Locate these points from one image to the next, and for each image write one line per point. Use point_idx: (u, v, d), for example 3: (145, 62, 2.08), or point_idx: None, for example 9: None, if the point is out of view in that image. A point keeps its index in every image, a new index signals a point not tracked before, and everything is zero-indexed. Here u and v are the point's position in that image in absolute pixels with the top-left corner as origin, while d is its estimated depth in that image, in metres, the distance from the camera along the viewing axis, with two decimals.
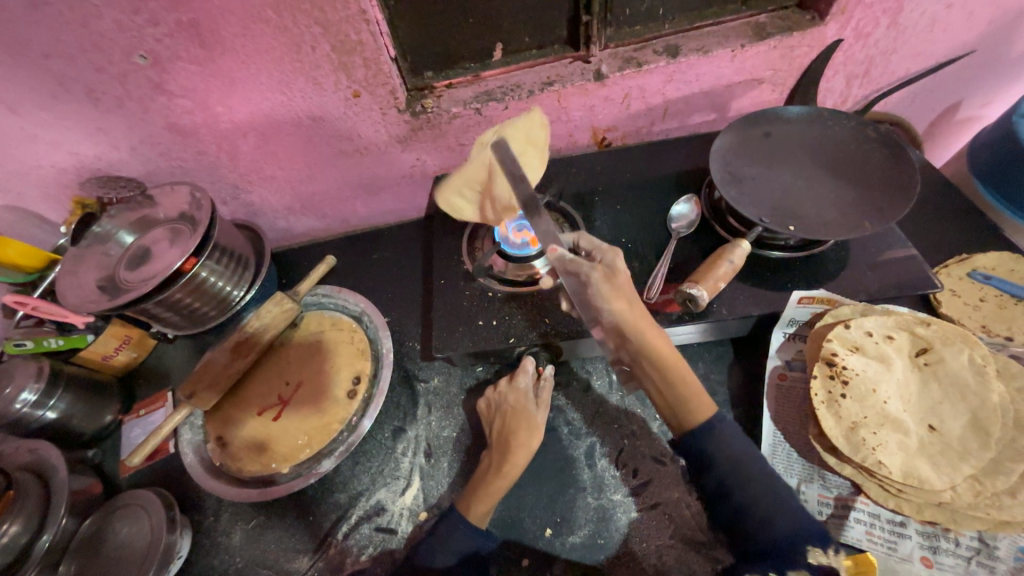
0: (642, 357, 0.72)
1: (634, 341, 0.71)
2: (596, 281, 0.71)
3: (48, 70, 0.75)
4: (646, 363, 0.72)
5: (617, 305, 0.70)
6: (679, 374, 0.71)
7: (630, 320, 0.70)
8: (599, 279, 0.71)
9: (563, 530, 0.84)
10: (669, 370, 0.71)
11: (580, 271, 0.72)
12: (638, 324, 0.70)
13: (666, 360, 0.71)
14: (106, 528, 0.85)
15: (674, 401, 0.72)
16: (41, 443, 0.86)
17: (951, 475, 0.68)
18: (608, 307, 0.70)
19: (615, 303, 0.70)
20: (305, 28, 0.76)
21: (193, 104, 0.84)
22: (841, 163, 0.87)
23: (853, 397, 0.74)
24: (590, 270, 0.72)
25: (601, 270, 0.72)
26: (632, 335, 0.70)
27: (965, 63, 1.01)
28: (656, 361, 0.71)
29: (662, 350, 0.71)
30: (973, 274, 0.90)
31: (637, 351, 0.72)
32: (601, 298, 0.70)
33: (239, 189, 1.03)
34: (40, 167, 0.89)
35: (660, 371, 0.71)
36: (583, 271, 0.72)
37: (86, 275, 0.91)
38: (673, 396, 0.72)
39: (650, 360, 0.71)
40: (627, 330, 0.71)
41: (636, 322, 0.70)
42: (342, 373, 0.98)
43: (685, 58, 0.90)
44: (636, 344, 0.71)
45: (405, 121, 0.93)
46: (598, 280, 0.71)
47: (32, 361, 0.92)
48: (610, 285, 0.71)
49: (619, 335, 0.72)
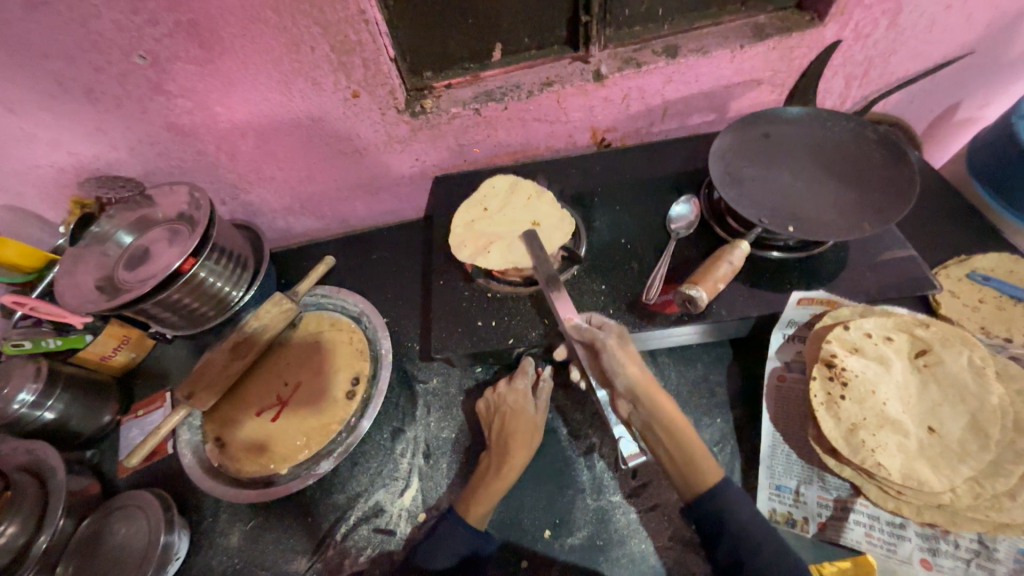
0: (653, 422, 0.71)
1: (646, 405, 0.71)
2: (611, 345, 0.73)
3: (46, 70, 0.75)
4: (658, 428, 0.71)
5: (630, 369, 0.72)
6: (691, 441, 0.70)
7: (642, 385, 0.72)
8: (614, 344, 0.74)
9: (562, 532, 0.83)
10: (680, 436, 0.70)
11: (595, 338, 0.74)
12: (651, 389, 0.71)
13: (677, 426, 0.70)
14: (104, 529, 0.85)
15: (687, 468, 0.69)
16: (37, 444, 0.86)
17: (951, 476, 0.68)
18: (621, 371, 0.72)
19: (628, 366, 0.72)
20: (304, 28, 0.76)
21: (193, 105, 0.83)
22: (840, 163, 0.87)
23: (852, 399, 0.74)
24: (606, 337, 0.74)
25: (616, 336, 0.75)
26: (644, 400, 0.71)
27: (965, 64, 1.01)
28: (667, 426, 0.70)
29: (673, 415, 0.71)
30: (973, 274, 0.90)
31: (650, 416, 0.71)
32: (614, 363, 0.72)
33: (238, 189, 1.03)
34: (38, 167, 0.88)
35: (671, 437, 0.70)
36: (598, 339, 0.74)
37: (84, 276, 0.91)
38: (682, 463, 0.70)
39: (662, 425, 0.71)
40: (640, 394, 0.71)
41: (649, 388, 0.71)
42: (340, 374, 0.98)
43: (684, 59, 0.90)
44: (648, 408, 0.71)
45: (404, 121, 0.93)
46: (613, 346, 0.73)
47: (30, 361, 0.92)
48: (626, 351, 0.73)
49: (632, 400, 0.72)
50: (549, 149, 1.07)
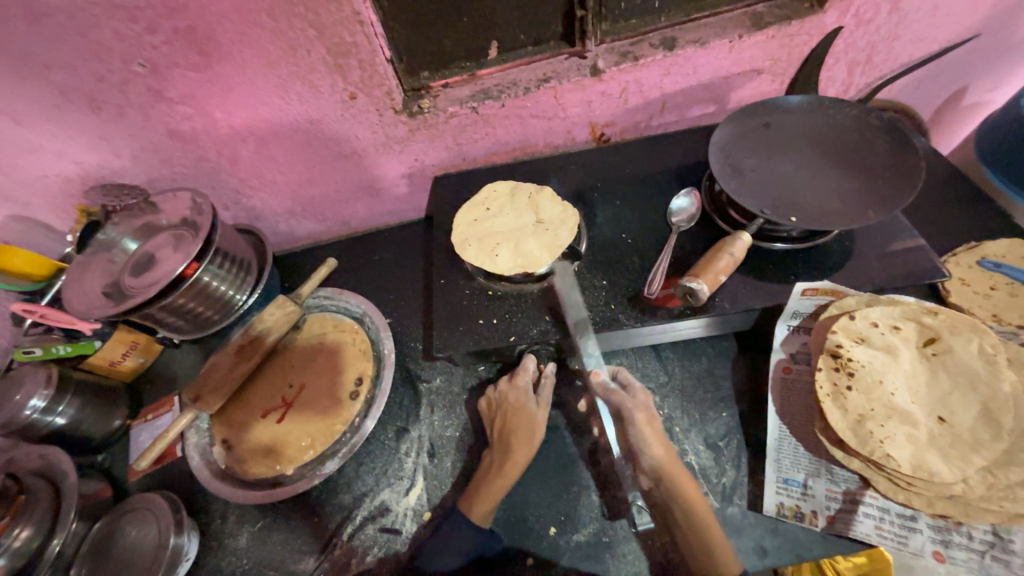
0: (672, 502, 0.75)
1: (668, 485, 0.75)
2: (639, 422, 0.77)
3: (49, 81, 0.76)
4: (675, 509, 0.75)
5: (653, 449, 0.76)
6: (706, 527, 0.72)
7: (666, 465, 0.76)
8: (642, 419, 0.78)
9: (568, 528, 0.83)
10: (696, 521, 0.73)
11: (624, 405, 0.79)
12: (673, 470, 0.76)
13: (696, 509, 0.74)
14: (115, 531, 0.86)
15: (702, 555, 0.71)
16: (50, 449, 0.88)
17: (962, 467, 0.67)
18: (646, 449, 0.77)
19: (653, 445, 0.77)
20: (300, 31, 0.76)
21: (192, 111, 0.84)
22: (842, 152, 0.85)
23: (859, 390, 0.72)
24: (634, 411, 0.78)
25: (643, 411, 0.79)
26: (666, 480, 0.75)
27: (971, 47, 0.99)
28: (687, 509, 0.74)
29: (693, 498, 0.74)
30: (983, 261, 0.88)
31: (671, 497, 0.75)
32: (641, 440, 0.77)
33: (239, 194, 1.04)
34: (44, 177, 0.90)
35: (688, 518, 0.73)
36: (626, 410, 0.78)
37: (91, 282, 0.92)
38: (697, 549, 0.72)
39: (681, 506, 0.74)
40: (663, 474, 0.76)
41: (673, 469, 0.75)
42: (343, 375, 0.98)
43: (682, 51, 0.89)
44: (669, 489, 0.75)
45: (402, 122, 0.93)
46: (639, 422, 0.78)
47: (41, 368, 0.93)
48: (650, 428, 0.77)
49: (654, 478, 0.76)
50: (548, 145, 1.07)
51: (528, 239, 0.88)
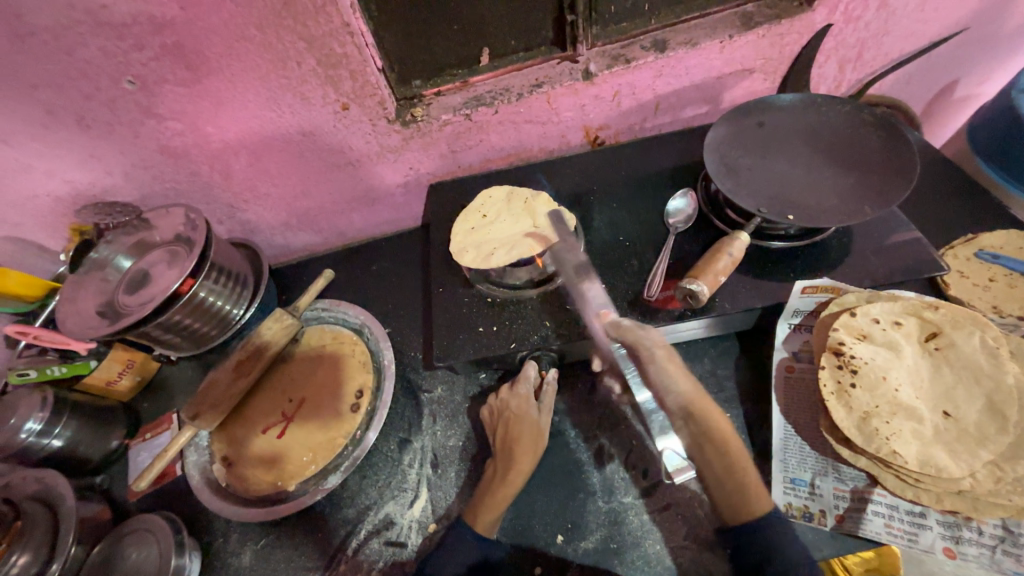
0: (705, 440, 0.70)
1: (699, 421, 0.71)
2: (658, 357, 0.73)
3: (37, 100, 0.75)
4: (707, 446, 0.70)
5: (679, 383, 0.72)
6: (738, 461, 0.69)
7: (694, 400, 0.72)
8: (661, 356, 0.73)
9: (575, 536, 0.82)
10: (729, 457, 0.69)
11: (639, 344, 0.74)
12: (704, 406, 0.71)
13: (729, 444, 0.70)
14: (116, 555, 0.84)
15: (730, 491, 0.69)
16: (47, 472, 0.87)
17: (970, 461, 0.66)
18: (669, 385, 0.72)
19: (678, 380, 0.72)
20: (290, 44, 0.76)
21: (183, 126, 0.84)
22: (837, 149, 0.85)
23: (863, 386, 0.72)
24: (652, 348, 0.74)
25: (661, 347, 0.74)
26: (696, 416, 0.71)
27: (959, 40, 0.99)
28: (718, 446, 0.70)
29: (724, 433, 0.70)
30: (980, 253, 0.88)
31: (702, 435, 0.71)
32: (665, 376, 0.72)
33: (234, 208, 1.03)
34: (35, 197, 0.89)
35: (719, 454, 0.70)
36: (644, 347, 0.74)
37: (85, 302, 0.91)
38: (729, 486, 0.69)
39: (712, 443, 0.70)
40: (693, 411, 0.71)
41: (702, 404, 0.70)
42: (344, 387, 0.97)
43: (673, 52, 0.89)
44: (701, 426, 0.71)
45: (395, 131, 0.93)
46: (659, 357, 0.73)
47: (36, 390, 0.92)
48: (671, 363, 0.73)
49: (684, 415, 0.72)
50: (543, 150, 1.06)
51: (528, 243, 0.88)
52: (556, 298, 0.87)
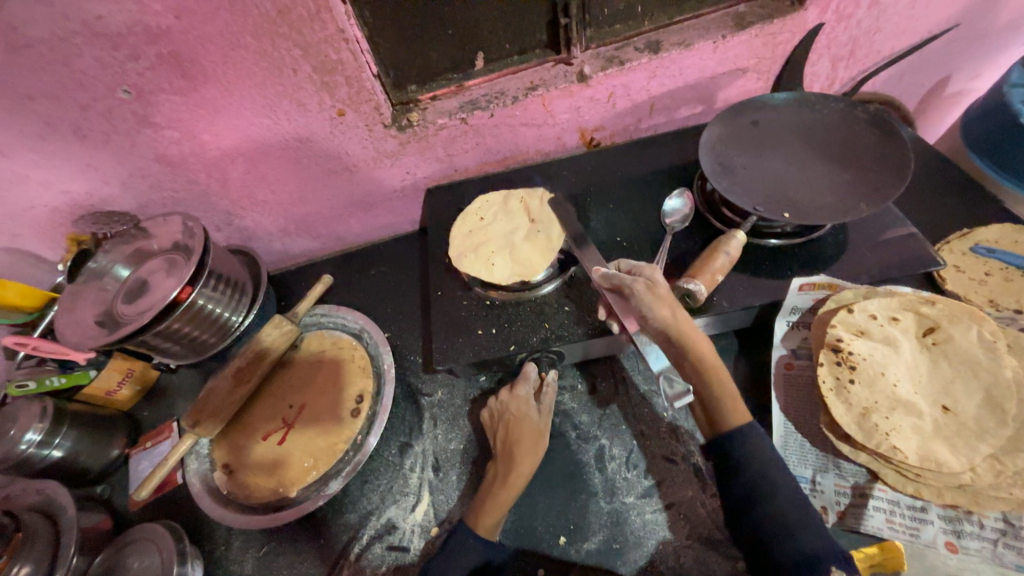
0: (686, 362, 0.68)
1: (678, 346, 0.67)
2: (637, 289, 0.69)
3: (33, 112, 0.75)
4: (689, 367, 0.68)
5: (658, 312, 0.68)
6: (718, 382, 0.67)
7: (674, 327, 0.67)
8: (643, 288, 0.70)
9: (577, 537, 0.82)
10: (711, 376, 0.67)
11: (623, 282, 0.71)
12: (684, 331, 0.67)
13: (710, 365, 0.67)
14: (117, 565, 0.84)
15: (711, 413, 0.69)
16: (47, 483, 0.86)
17: (969, 455, 0.67)
18: (647, 315, 0.68)
19: (658, 308, 0.68)
20: (285, 51, 0.76)
21: (180, 135, 0.84)
22: (832, 145, 0.86)
23: (862, 382, 0.72)
24: (634, 282, 0.70)
25: (643, 281, 0.71)
26: (676, 342, 0.67)
27: (950, 37, 1.00)
28: (700, 367, 0.67)
29: (701, 356, 0.67)
30: (976, 247, 0.89)
31: (683, 359, 0.68)
32: (644, 306, 0.68)
33: (232, 215, 1.03)
34: (33, 208, 0.89)
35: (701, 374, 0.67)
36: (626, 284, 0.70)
37: (84, 312, 0.91)
38: (712, 410, 0.69)
39: (692, 365, 0.68)
40: (672, 336, 0.67)
41: (680, 328, 0.67)
42: (344, 393, 0.97)
43: (667, 53, 0.89)
44: (681, 351, 0.67)
45: (391, 136, 0.93)
46: (640, 291, 0.69)
47: (35, 401, 0.92)
48: (652, 295, 0.69)
49: (663, 343, 0.68)
50: (539, 152, 1.07)
51: (525, 244, 0.89)
52: (555, 299, 0.87)
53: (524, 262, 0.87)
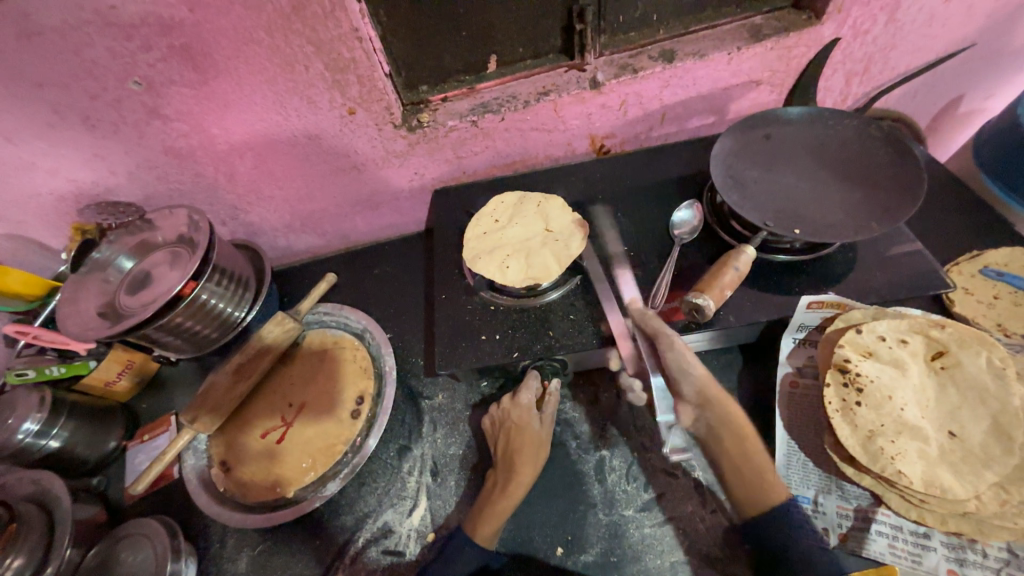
0: (721, 425, 0.74)
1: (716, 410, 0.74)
2: (678, 343, 0.73)
3: (42, 100, 0.75)
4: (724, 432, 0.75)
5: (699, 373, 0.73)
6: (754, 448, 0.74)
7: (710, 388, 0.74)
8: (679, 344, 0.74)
9: (574, 549, 0.82)
10: (745, 441, 0.74)
11: (661, 331, 0.75)
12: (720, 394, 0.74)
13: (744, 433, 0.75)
14: (110, 559, 0.83)
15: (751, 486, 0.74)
16: (43, 473, 0.86)
17: (974, 483, 0.66)
18: (685, 372, 0.73)
19: (694, 368, 0.73)
20: (298, 48, 0.75)
21: (188, 128, 0.83)
22: (845, 163, 0.85)
23: (868, 405, 0.72)
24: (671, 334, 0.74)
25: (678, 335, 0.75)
26: (713, 404, 0.74)
27: (966, 56, 0.99)
28: (734, 431, 0.74)
29: (738, 421, 0.75)
30: (985, 270, 0.88)
31: (718, 422, 0.74)
32: (684, 362, 0.73)
33: (237, 210, 1.03)
34: (38, 196, 0.89)
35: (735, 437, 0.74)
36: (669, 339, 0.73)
37: (85, 302, 0.90)
38: (751, 482, 0.74)
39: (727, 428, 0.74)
40: (709, 397, 0.74)
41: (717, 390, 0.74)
42: (344, 394, 0.97)
43: (681, 63, 0.89)
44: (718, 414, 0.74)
45: (401, 136, 0.92)
46: (678, 348, 0.73)
47: (34, 390, 0.92)
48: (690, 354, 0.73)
49: (700, 403, 0.74)
50: (548, 157, 1.06)
51: (542, 250, 0.88)
52: (561, 307, 0.86)
53: (540, 268, 0.87)
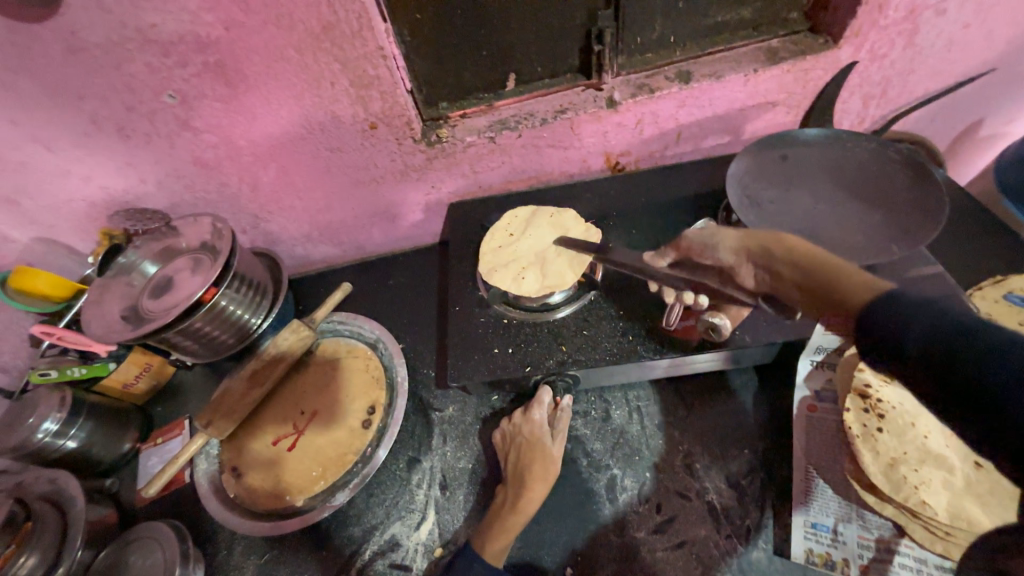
0: (784, 265, 0.58)
1: (766, 253, 0.59)
2: (692, 235, 0.69)
3: (82, 111, 0.78)
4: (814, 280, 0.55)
5: (725, 234, 0.65)
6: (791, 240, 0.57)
7: (748, 244, 0.62)
8: (697, 234, 0.69)
9: (584, 570, 0.80)
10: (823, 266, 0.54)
11: (684, 240, 0.71)
12: (755, 235, 0.61)
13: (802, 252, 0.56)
14: (120, 562, 0.83)
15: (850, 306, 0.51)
16: (60, 473, 0.87)
17: (1005, 516, 0.64)
18: (718, 249, 0.66)
19: (722, 248, 0.65)
20: (325, 65, 0.78)
21: (217, 139, 0.86)
22: (862, 185, 0.85)
23: (890, 432, 0.71)
24: (688, 237, 0.70)
25: (694, 235, 0.69)
26: (762, 255, 0.60)
27: (986, 81, 0.99)
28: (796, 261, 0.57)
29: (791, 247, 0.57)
30: (1010, 296, 0.86)
31: (779, 263, 0.58)
32: (708, 249, 0.67)
33: (258, 219, 1.05)
34: (71, 202, 0.92)
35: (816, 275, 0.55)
36: (685, 239, 0.70)
37: (110, 305, 0.93)
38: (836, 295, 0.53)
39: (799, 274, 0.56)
40: (751, 248, 0.61)
41: (754, 239, 0.61)
42: (356, 403, 0.97)
43: (698, 84, 0.90)
44: (769, 255, 0.59)
45: (420, 150, 0.94)
46: (695, 240, 0.69)
47: (55, 390, 0.94)
48: (709, 234, 0.67)
49: (758, 265, 0.61)
50: (563, 174, 1.08)
51: (558, 258, 0.89)
52: (573, 323, 0.86)
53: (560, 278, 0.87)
